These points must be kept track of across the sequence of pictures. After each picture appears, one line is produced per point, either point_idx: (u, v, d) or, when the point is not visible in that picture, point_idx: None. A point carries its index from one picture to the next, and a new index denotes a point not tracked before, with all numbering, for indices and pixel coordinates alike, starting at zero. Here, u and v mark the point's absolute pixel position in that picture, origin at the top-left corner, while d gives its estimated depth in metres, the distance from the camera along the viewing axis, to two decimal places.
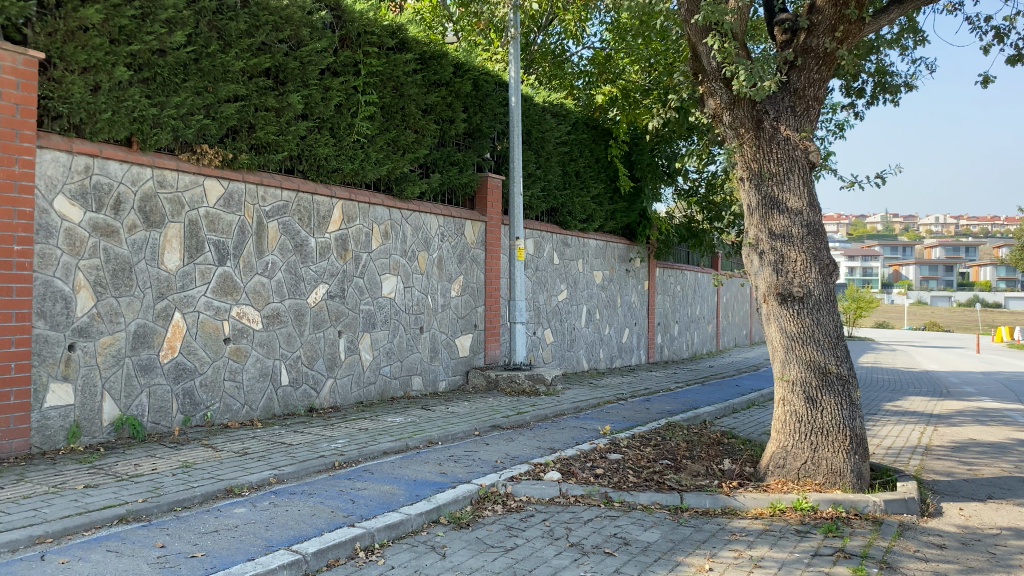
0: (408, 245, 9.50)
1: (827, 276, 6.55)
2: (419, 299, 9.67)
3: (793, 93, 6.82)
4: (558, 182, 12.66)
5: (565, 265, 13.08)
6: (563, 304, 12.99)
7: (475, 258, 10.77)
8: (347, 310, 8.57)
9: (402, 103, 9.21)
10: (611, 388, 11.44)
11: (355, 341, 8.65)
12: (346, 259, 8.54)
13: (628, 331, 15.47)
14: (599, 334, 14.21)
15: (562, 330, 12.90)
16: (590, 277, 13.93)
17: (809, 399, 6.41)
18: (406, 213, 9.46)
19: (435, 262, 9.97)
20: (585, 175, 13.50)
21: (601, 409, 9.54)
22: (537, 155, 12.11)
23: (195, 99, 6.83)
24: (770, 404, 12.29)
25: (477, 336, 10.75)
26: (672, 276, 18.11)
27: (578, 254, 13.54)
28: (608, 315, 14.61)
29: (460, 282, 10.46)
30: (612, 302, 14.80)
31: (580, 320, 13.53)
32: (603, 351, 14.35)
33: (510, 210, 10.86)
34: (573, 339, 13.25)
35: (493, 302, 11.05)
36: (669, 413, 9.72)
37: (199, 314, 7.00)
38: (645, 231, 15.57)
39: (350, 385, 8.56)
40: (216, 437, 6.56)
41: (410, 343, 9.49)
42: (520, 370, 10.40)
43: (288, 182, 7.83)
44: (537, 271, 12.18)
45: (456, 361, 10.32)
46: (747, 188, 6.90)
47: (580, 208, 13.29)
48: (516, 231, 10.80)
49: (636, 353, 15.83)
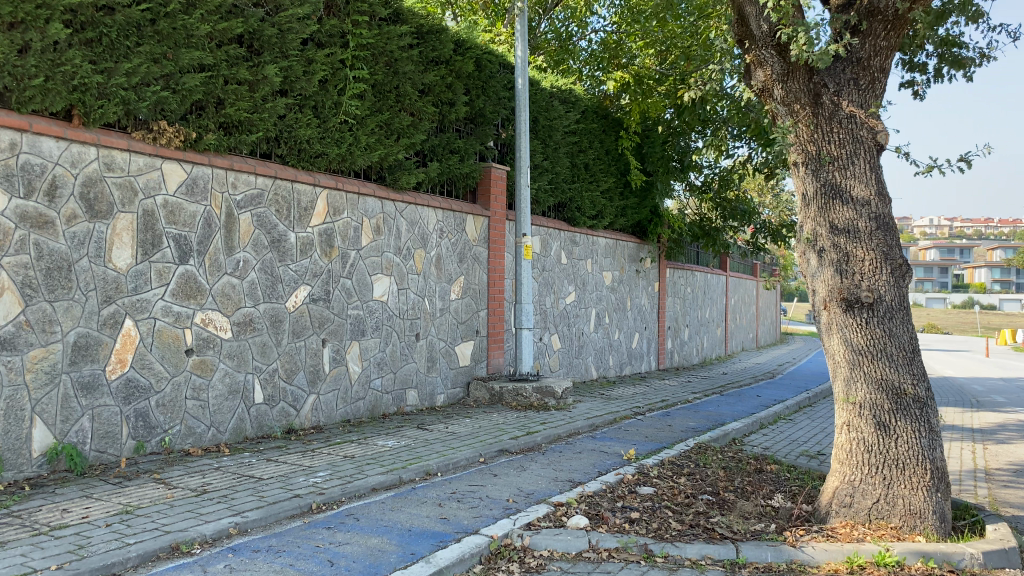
0: (403, 242, 8.45)
1: (900, 278, 5.51)
2: (415, 302, 8.61)
3: (857, 63, 5.79)
4: (566, 175, 11.61)
5: (574, 265, 12.03)
6: (571, 308, 11.94)
7: (477, 256, 9.71)
8: (333, 315, 7.51)
9: (396, 82, 8.15)
10: (626, 400, 10.40)
11: (341, 351, 7.59)
12: (331, 257, 7.48)
13: (638, 336, 14.42)
14: (609, 340, 13.17)
15: (570, 336, 11.86)
16: (599, 278, 12.88)
17: (880, 425, 5.36)
18: (400, 206, 8.40)
19: (433, 261, 8.92)
20: (595, 168, 12.45)
21: (618, 427, 8.48)
22: (545, 145, 11.07)
23: (151, 68, 5.76)
24: (798, 418, 11.24)
25: (478, 344, 9.70)
26: (683, 278, 17.07)
27: (587, 253, 12.49)
28: (618, 320, 13.57)
29: (461, 283, 9.40)
30: (622, 305, 13.75)
31: (589, 325, 12.48)
32: (613, 358, 13.31)
33: (516, 204, 9.82)
34: (581, 346, 12.20)
35: (497, 306, 10.00)
36: (695, 431, 8.68)
37: (156, 321, 5.92)
38: (657, 230, 14.55)
39: (335, 401, 7.51)
40: (172, 469, 5.49)
41: (405, 353, 8.43)
42: (527, 382, 9.35)
43: (263, 167, 6.76)
44: (544, 271, 11.12)
45: (456, 372, 9.27)
46: (802, 175, 5.87)
47: (589, 203, 12.25)
48: (522, 227, 9.76)
49: (646, 360, 14.79)
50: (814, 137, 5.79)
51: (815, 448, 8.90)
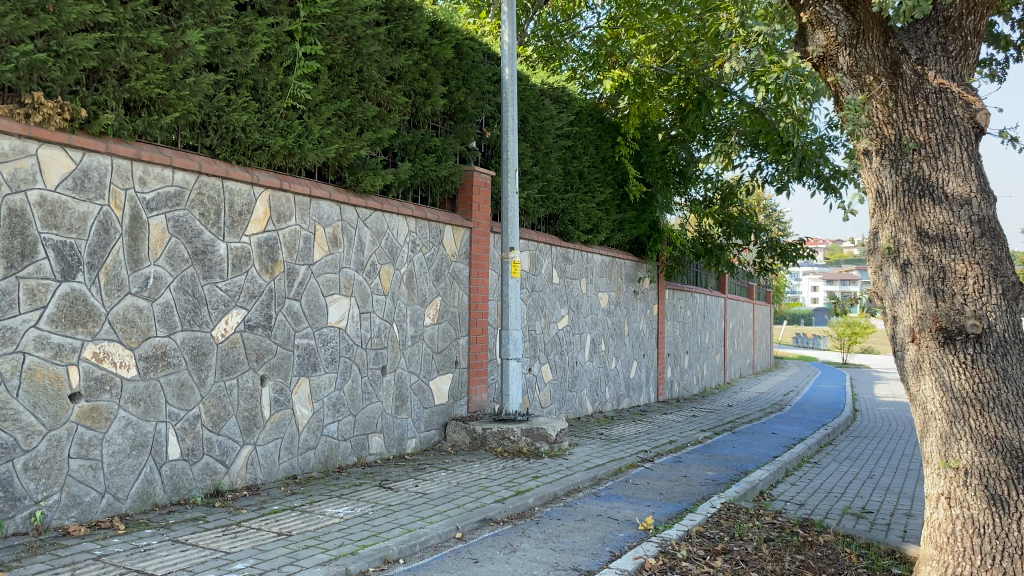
0: (367, 256, 7.02)
1: (1013, 301, 4.14)
2: (381, 329, 7.17)
3: (943, 23, 4.45)
4: (559, 184, 10.24)
5: (566, 285, 10.64)
6: (564, 334, 10.54)
7: (457, 275, 8.30)
8: (275, 346, 6.07)
9: (359, 64, 6.75)
10: (628, 443, 8.99)
11: (286, 390, 6.15)
12: (274, 274, 6.05)
13: (636, 364, 13.02)
14: (605, 370, 11.76)
15: (563, 366, 10.45)
16: (594, 301, 11.49)
17: (994, 499, 4.01)
18: (364, 213, 6.98)
19: (404, 279, 7.50)
20: (591, 177, 11.09)
21: (625, 480, 7.06)
22: (534, 148, 9.69)
23: (21, 20, 4.32)
24: (823, 460, 9.86)
25: (458, 377, 8.26)
26: (682, 300, 15.69)
27: (581, 273, 11.10)
28: (615, 347, 12.18)
29: (437, 305, 7.97)
30: (620, 330, 12.36)
31: (584, 354, 11.08)
32: (609, 390, 11.90)
33: (502, 214, 8.44)
34: (575, 377, 10.79)
35: (480, 333, 8.58)
36: (715, 483, 7.26)
37: (25, 356, 4.43)
38: (656, 247, 13.18)
39: (277, 452, 6.06)
40: (34, 562, 4.01)
41: (367, 391, 6.99)
42: (514, 423, 7.92)
43: (185, 159, 5.34)
44: (533, 292, 9.72)
45: (430, 412, 7.82)
46: (877, 167, 4.52)
47: (584, 216, 10.88)
48: (509, 240, 8.38)
49: (645, 391, 13.40)
50: (892, 118, 4.45)
51: (856, 501, 7.52)
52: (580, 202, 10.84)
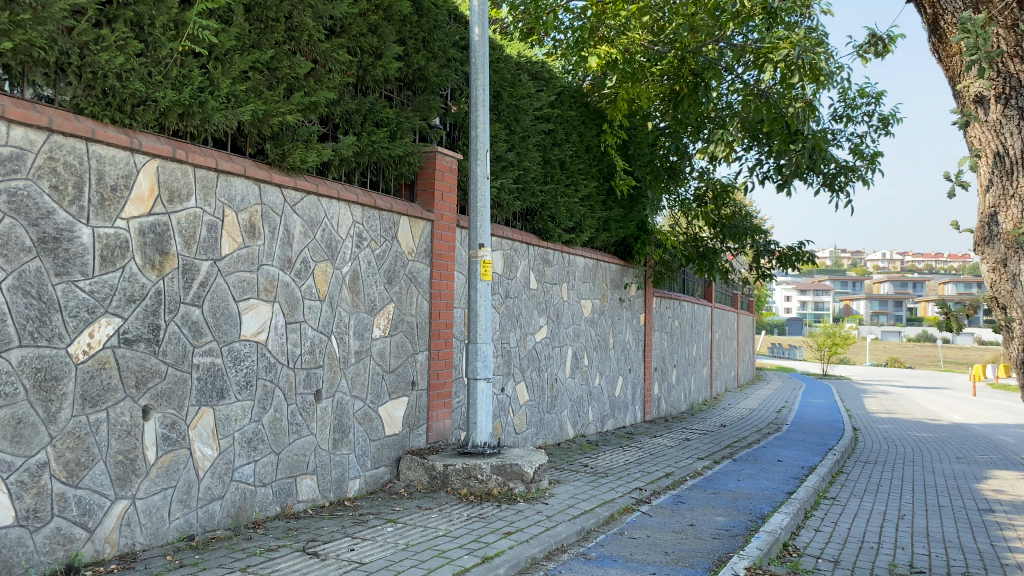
0: (297, 251, 5.58)
1: None
2: (315, 344, 5.73)
3: None
4: (538, 173, 8.82)
5: (544, 291, 9.23)
6: (542, 348, 9.14)
7: (415, 277, 6.85)
8: (164, 366, 4.60)
9: (286, 5, 5.29)
10: (618, 477, 7.60)
11: (180, 425, 4.68)
12: (163, 271, 4.59)
13: (622, 381, 11.66)
14: (588, 388, 10.38)
15: (540, 384, 9.05)
16: (577, 309, 10.11)
17: None
18: (292, 195, 5.54)
19: (346, 281, 6.05)
20: (574, 168, 9.68)
21: (621, 535, 5.66)
22: (510, 131, 8.28)
23: None
24: (841, 495, 8.54)
25: (415, 401, 6.82)
26: (671, 309, 14.36)
27: (562, 277, 9.71)
28: (599, 362, 10.80)
29: (389, 313, 6.53)
30: (604, 343, 10.99)
31: (564, 370, 9.68)
32: (592, 411, 10.51)
33: (469, 205, 7.01)
34: (554, 397, 9.39)
35: (442, 347, 7.15)
36: (730, 535, 5.88)
37: None
38: (644, 250, 11.80)
39: (166, 507, 4.58)
40: None
41: (295, 421, 5.54)
42: (483, 458, 6.51)
43: (27, 111, 3.84)
44: (507, 298, 8.32)
45: (379, 444, 6.38)
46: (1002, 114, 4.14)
47: (565, 212, 9.50)
48: (479, 236, 6.97)
49: (631, 411, 12.03)
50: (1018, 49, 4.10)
51: (899, 554, 6.18)
52: (562, 196, 9.43)
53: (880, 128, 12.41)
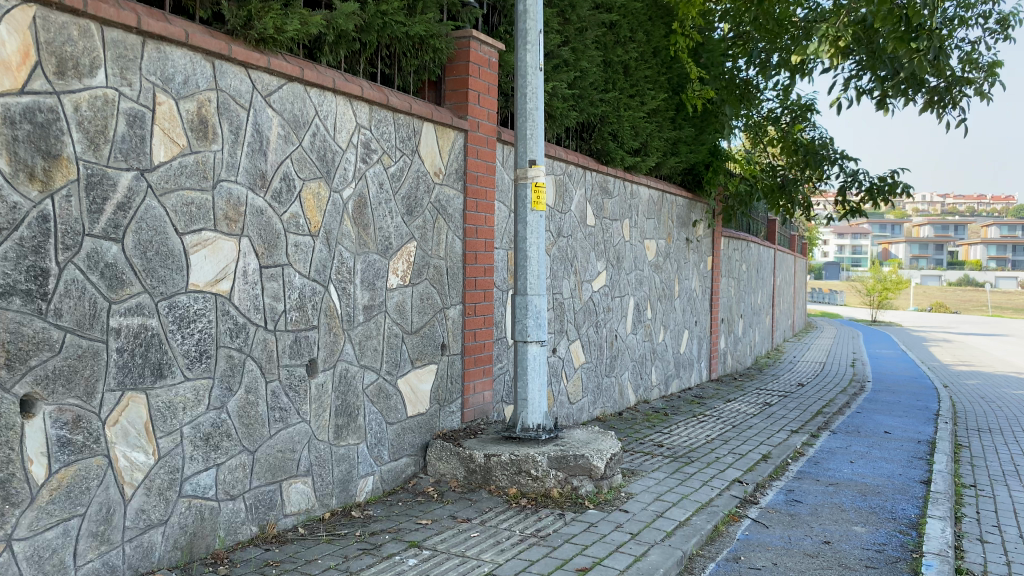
0: (275, 163, 3.90)
1: None
2: (305, 297, 4.08)
3: None
4: (598, 78, 7.01)
5: (603, 229, 7.49)
6: (600, 299, 7.44)
7: (443, 206, 5.14)
8: (60, 333, 2.95)
9: None
10: (706, 463, 5.95)
11: (91, 421, 3.07)
12: (50, 185, 2.91)
13: (687, 335, 9.95)
14: (651, 345, 8.70)
15: (599, 343, 7.38)
16: (639, 250, 8.37)
17: None
18: (264, 81, 3.84)
19: (349, 209, 4.37)
20: (638, 75, 7.84)
21: (738, 565, 4.01)
22: (564, 19, 6.46)
23: None
24: (979, 480, 6.82)
25: (446, 369, 5.18)
26: (738, 251, 12.56)
27: (624, 211, 7.96)
28: (664, 314, 9.08)
29: (409, 254, 4.84)
30: (670, 291, 9.27)
31: (626, 324, 7.99)
32: (656, 372, 8.84)
33: (515, 106, 5.17)
34: (614, 357, 7.72)
35: (479, 297, 5.48)
36: (887, 561, 4.20)
37: None
38: (715, 180, 10.00)
39: (69, 548, 2.99)
40: None
41: (277, 406, 3.92)
42: (535, 447, 4.86)
43: None
44: (559, 236, 6.61)
45: (400, 429, 4.76)
46: None
47: (629, 129, 7.71)
48: (525, 153, 5.13)
49: (696, 369, 10.36)
50: None
51: None
52: (626, 110, 7.61)
53: (998, 32, 10.18)
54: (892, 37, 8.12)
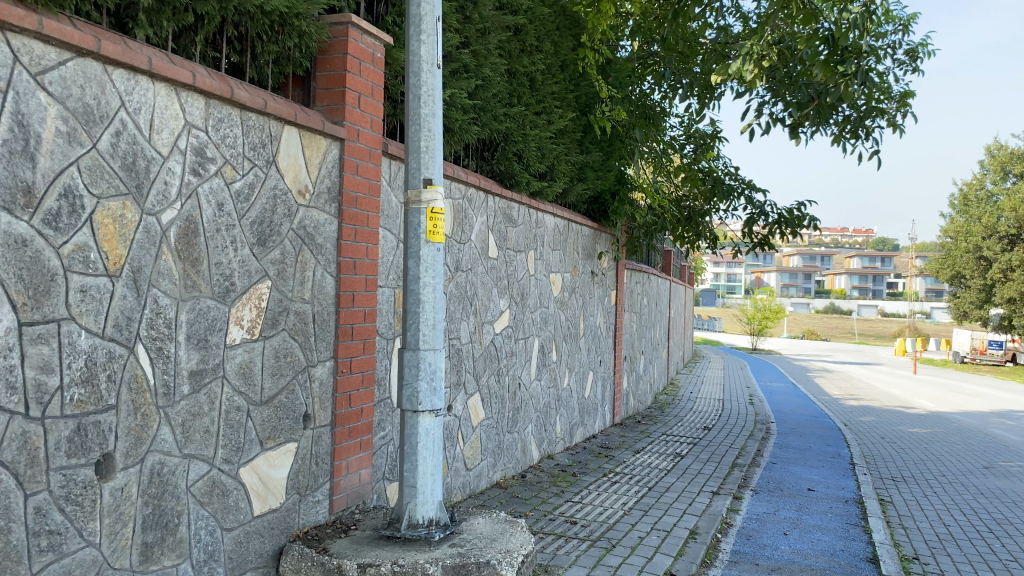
0: (51, 170, 2.66)
1: None
2: (97, 365, 2.83)
3: None
4: (501, 89, 5.99)
5: (505, 262, 6.46)
6: (502, 343, 6.40)
7: (310, 236, 3.97)
8: None
9: None
10: (629, 547, 4.96)
11: None
12: None
13: (592, 378, 9.03)
14: (556, 392, 7.72)
15: (500, 395, 6.33)
16: (545, 286, 7.38)
17: None
18: (35, 52, 2.59)
19: (170, 239, 3.16)
20: (545, 90, 6.86)
21: None
22: (464, 15, 5.41)
23: None
24: (919, 549, 6.11)
25: (309, 446, 4.00)
26: (640, 284, 11.82)
27: (528, 242, 6.96)
28: (569, 355, 8.13)
29: (260, 297, 3.66)
30: (575, 330, 8.33)
31: (529, 370, 6.97)
32: (560, 422, 7.86)
33: (405, 112, 4.00)
34: (516, 410, 6.69)
35: (356, 350, 4.33)
36: None
37: None
38: (622, 209, 9.18)
39: None
40: None
41: (47, 529, 2.64)
42: (425, 550, 3.72)
43: None
44: (455, 271, 5.53)
45: (241, 534, 3.55)
46: None
47: (535, 150, 6.72)
48: (417, 170, 3.96)
49: (601, 414, 9.45)
50: None
51: None
52: (532, 127, 6.62)
53: (908, 63, 9.83)
54: (816, 60, 7.50)
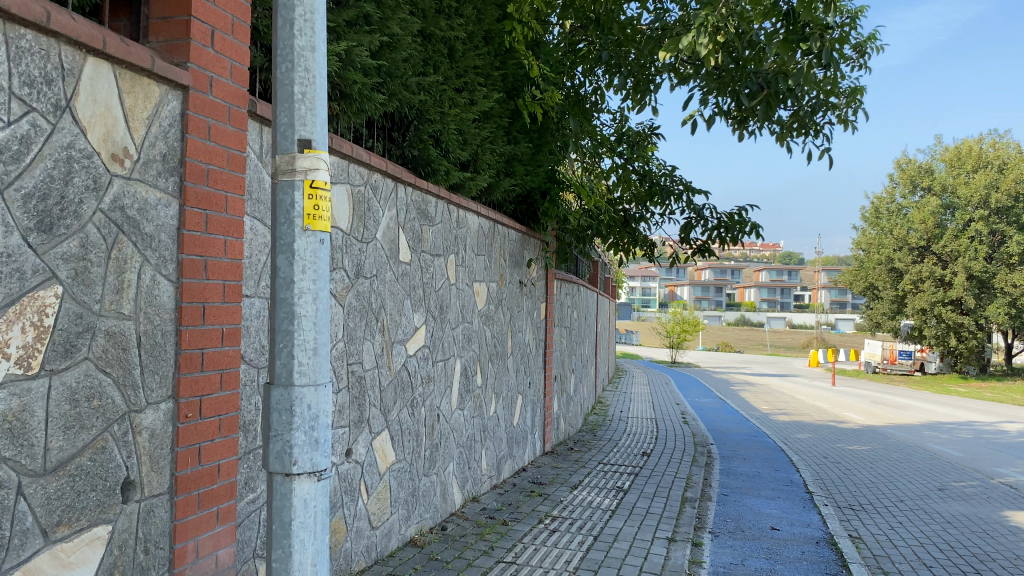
0: None
1: None
2: None
3: None
4: (414, 54, 4.84)
5: (420, 268, 5.30)
6: (417, 367, 5.23)
7: (129, 221, 2.76)
8: None
9: None
10: None
11: None
12: None
13: (521, 402, 7.93)
14: (482, 422, 6.58)
15: (414, 431, 5.16)
16: (468, 298, 6.26)
17: None
18: None
19: None
20: (467, 63, 5.76)
21: None
22: None
23: None
24: None
25: (131, 529, 2.75)
26: (570, 295, 10.82)
27: (448, 245, 5.83)
28: (496, 378, 6.99)
29: (43, 310, 2.40)
30: (503, 349, 7.21)
31: (450, 399, 5.82)
32: (486, 457, 6.72)
33: (272, 45, 2.81)
34: (435, 448, 5.52)
35: (209, 386, 3.11)
36: None
37: None
38: (554, 210, 8.14)
39: None
40: None
41: None
42: None
43: None
44: (354, 278, 4.35)
45: None
46: None
47: (455, 134, 5.60)
48: (290, 127, 2.77)
49: (531, 443, 8.35)
50: None
51: None
52: (452, 106, 5.50)
53: (856, 58, 9.13)
54: (772, 38, 6.65)
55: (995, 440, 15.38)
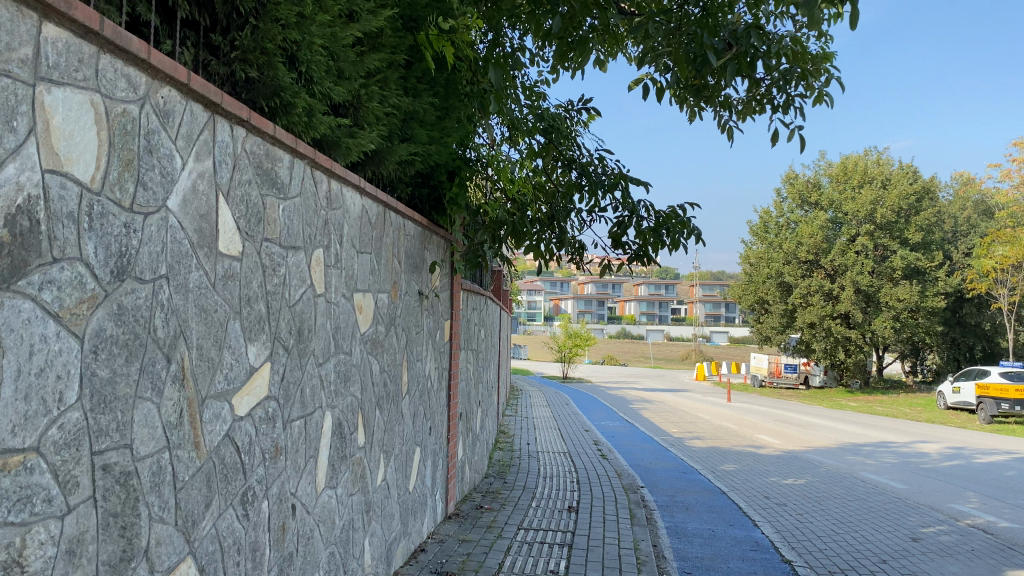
0: None
1: None
2: None
3: None
4: None
5: (264, 268, 3.21)
6: (257, 435, 3.13)
7: None
8: None
9: None
10: None
11: None
12: None
13: (420, 455, 5.89)
14: (365, 497, 4.51)
15: (247, 545, 3.04)
16: (345, 316, 4.18)
17: None
18: None
19: None
20: None
21: None
22: None
23: None
24: None
25: None
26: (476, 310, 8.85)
27: (313, 234, 3.74)
28: (385, 430, 4.93)
29: None
30: (396, 387, 5.16)
31: (314, 474, 3.72)
32: (372, 547, 4.65)
33: None
34: (287, 561, 3.41)
35: None
36: None
37: None
38: (463, 197, 6.15)
39: None
40: None
41: None
42: None
43: None
44: (110, 280, 2.23)
45: None
46: None
47: (323, 53, 3.54)
48: None
49: (431, 507, 6.30)
50: None
51: None
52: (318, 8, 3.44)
53: None
54: None
55: (923, 464, 14.37)
